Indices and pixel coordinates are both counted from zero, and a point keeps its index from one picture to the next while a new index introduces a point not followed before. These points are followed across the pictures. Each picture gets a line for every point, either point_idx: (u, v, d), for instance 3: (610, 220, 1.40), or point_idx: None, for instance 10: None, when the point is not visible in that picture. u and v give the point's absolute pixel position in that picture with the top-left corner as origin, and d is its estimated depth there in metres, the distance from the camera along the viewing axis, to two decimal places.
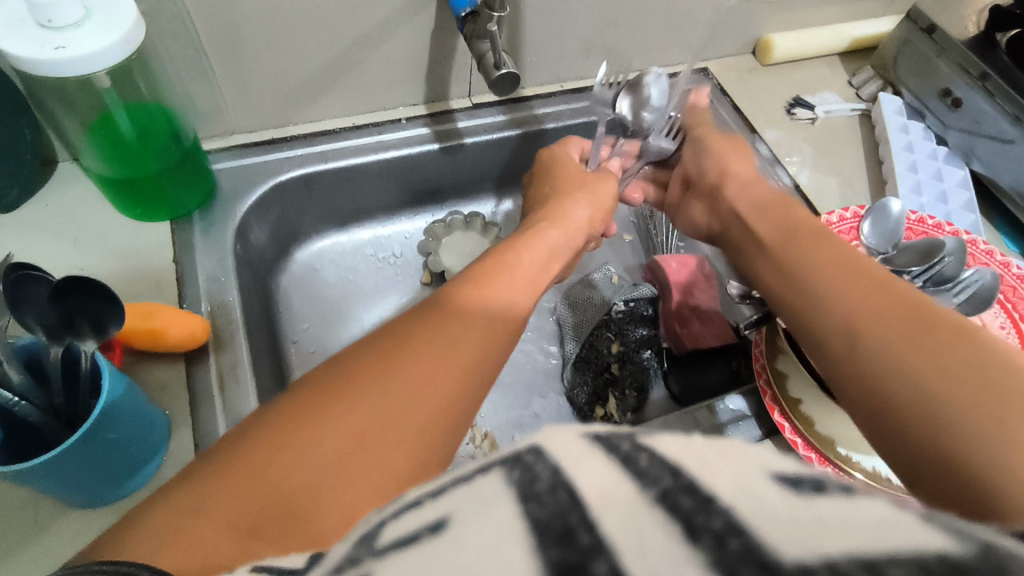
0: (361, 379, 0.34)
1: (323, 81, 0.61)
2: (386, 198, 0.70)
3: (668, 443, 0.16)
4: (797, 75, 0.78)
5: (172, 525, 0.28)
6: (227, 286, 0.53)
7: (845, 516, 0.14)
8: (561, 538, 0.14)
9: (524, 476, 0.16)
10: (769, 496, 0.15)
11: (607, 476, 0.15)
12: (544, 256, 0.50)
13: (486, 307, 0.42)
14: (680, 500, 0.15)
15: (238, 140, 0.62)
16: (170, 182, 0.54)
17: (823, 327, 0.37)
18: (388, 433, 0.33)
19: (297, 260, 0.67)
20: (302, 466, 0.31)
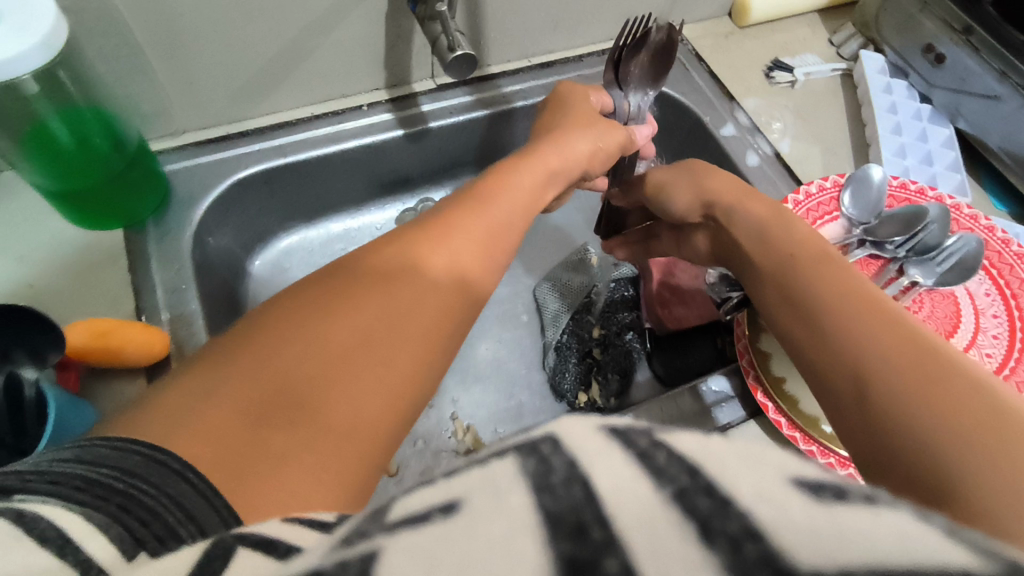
0: (363, 289, 0.33)
1: (277, 72, 0.58)
2: (353, 191, 0.67)
3: (687, 439, 0.13)
4: (775, 37, 0.75)
5: (180, 404, 0.27)
6: (187, 295, 0.52)
7: (873, 527, 0.11)
8: (572, 534, 0.12)
9: (538, 467, 0.13)
10: (798, 507, 0.11)
11: (624, 468, 0.12)
12: (538, 180, 0.46)
13: (489, 219, 0.40)
14: (697, 501, 0.12)
15: (190, 139, 0.60)
16: (120, 193, 0.52)
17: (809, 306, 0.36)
18: (392, 342, 0.32)
19: (263, 261, 0.66)
20: (309, 360, 0.29)
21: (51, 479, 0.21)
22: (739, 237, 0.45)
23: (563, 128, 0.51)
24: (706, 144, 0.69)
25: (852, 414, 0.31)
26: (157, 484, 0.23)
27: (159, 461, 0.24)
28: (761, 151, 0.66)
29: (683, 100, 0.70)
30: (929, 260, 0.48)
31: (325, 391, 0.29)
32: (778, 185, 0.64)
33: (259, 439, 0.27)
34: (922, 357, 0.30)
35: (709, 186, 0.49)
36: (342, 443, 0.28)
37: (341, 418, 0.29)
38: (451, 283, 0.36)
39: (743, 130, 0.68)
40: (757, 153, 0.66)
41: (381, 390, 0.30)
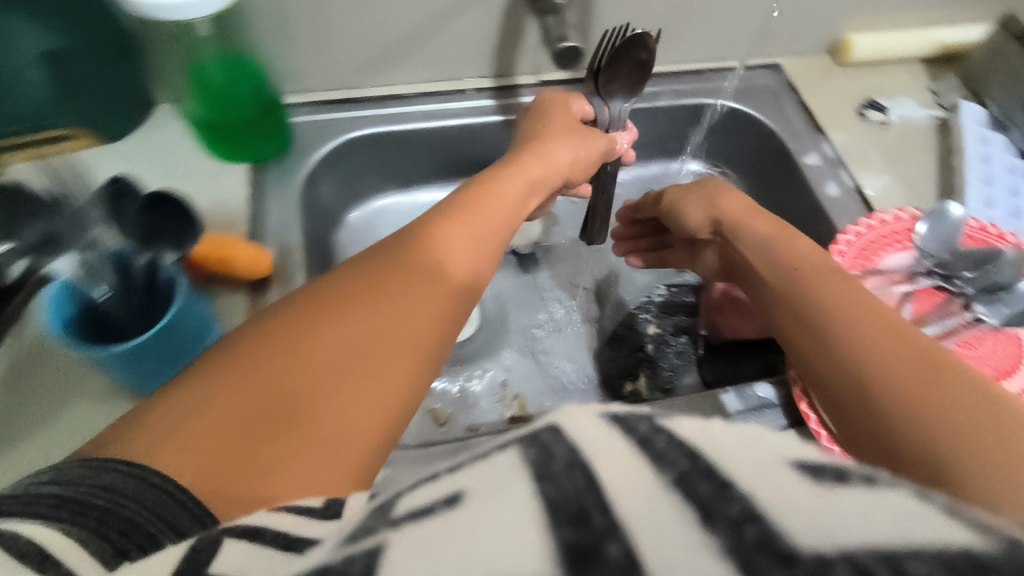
0: (343, 309, 0.37)
1: (400, 50, 0.64)
2: (446, 166, 0.73)
3: (688, 428, 0.19)
4: (874, 79, 0.76)
5: (168, 418, 0.30)
6: (291, 230, 0.58)
7: (862, 511, 0.15)
8: (576, 519, 0.16)
9: (543, 457, 0.18)
10: (794, 489, 0.16)
11: (625, 459, 0.17)
12: (522, 190, 0.51)
13: (472, 237, 0.44)
14: (699, 486, 0.16)
15: (315, 97, 0.66)
16: (252, 131, 0.59)
17: (811, 313, 0.40)
18: (376, 354, 0.35)
19: (360, 212, 0.72)
20: (292, 373, 0.33)
21: (29, 500, 0.25)
22: (749, 250, 0.48)
23: (543, 137, 0.55)
24: (788, 171, 0.71)
25: (844, 406, 0.35)
26: (136, 498, 0.27)
27: (142, 478, 0.27)
28: (843, 183, 0.67)
29: (772, 126, 0.72)
30: (998, 300, 0.48)
31: (311, 401, 0.33)
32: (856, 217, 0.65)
33: (248, 449, 0.30)
34: (922, 364, 0.34)
35: (721, 210, 0.52)
36: (330, 448, 0.32)
37: (326, 425, 0.32)
38: (432, 298, 0.39)
39: (827, 163, 0.69)
40: (838, 183, 0.67)
41: (365, 399, 0.34)
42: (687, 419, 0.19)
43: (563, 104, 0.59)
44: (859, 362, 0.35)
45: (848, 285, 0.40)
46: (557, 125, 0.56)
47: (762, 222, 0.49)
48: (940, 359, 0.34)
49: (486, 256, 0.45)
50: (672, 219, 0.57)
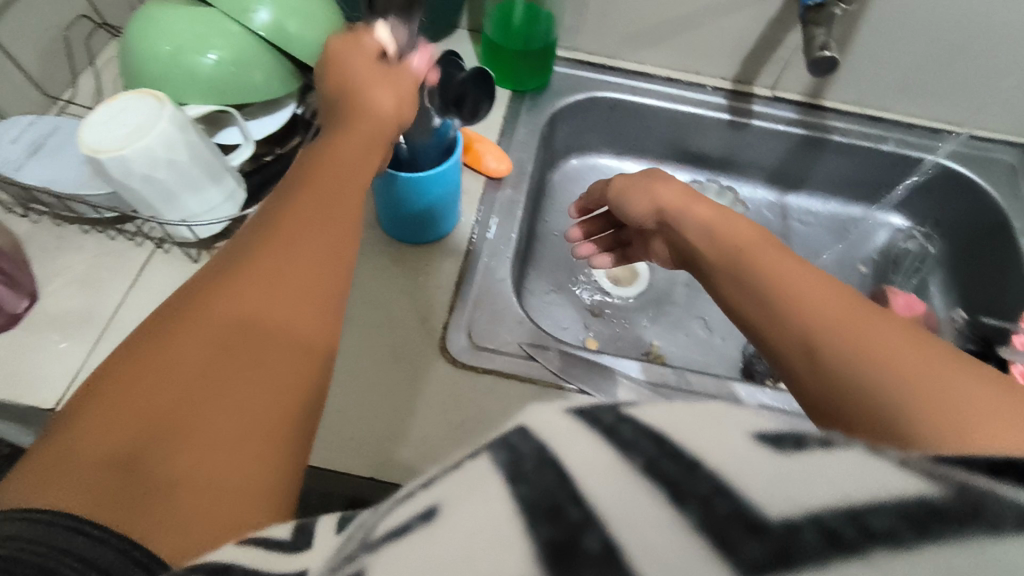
0: (207, 306, 0.34)
1: (661, 34, 0.73)
2: (659, 147, 0.81)
3: (653, 412, 0.17)
4: None
5: (39, 472, 0.27)
6: (526, 150, 0.69)
7: (823, 469, 0.15)
8: (551, 514, 0.15)
9: (509, 457, 0.17)
10: (758, 458, 0.15)
11: (590, 451, 0.17)
12: (371, 133, 0.46)
13: (355, 163, 0.43)
14: (666, 466, 0.15)
15: (576, 56, 0.77)
16: (524, 65, 0.70)
17: (782, 327, 0.36)
18: (259, 333, 0.34)
19: (579, 161, 0.83)
20: (167, 381, 0.31)
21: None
22: (704, 248, 0.47)
23: (361, 79, 0.47)
24: (1004, 245, 0.69)
25: (811, 389, 0.33)
26: (41, 539, 0.25)
27: (36, 521, 0.25)
28: None
29: (997, 200, 0.70)
30: None
31: (208, 405, 0.31)
32: None
33: (136, 469, 0.28)
34: (859, 322, 0.33)
35: (659, 197, 0.53)
36: (233, 449, 0.31)
37: (221, 426, 0.31)
38: (307, 270, 0.37)
39: None
40: None
41: (261, 386, 0.33)
42: (650, 403, 0.18)
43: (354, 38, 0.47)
44: (805, 336, 0.34)
45: (803, 274, 0.38)
46: (368, 65, 0.47)
47: (704, 208, 0.49)
48: (876, 314, 0.33)
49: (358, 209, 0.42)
50: (619, 205, 0.58)
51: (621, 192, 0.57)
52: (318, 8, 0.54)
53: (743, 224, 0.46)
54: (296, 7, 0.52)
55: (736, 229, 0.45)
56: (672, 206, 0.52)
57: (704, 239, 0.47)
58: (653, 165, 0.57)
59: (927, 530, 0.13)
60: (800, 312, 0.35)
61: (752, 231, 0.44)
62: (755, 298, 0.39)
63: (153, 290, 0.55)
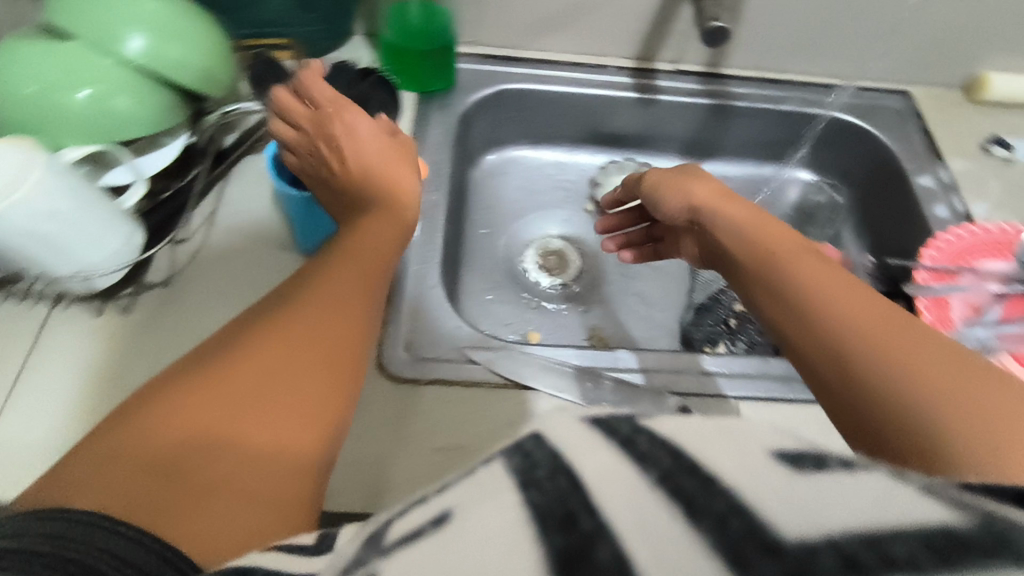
0: (245, 353, 0.40)
1: (561, 20, 0.73)
2: (575, 131, 0.81)
3: (668, 425, 0.22)
4: (1006, 119, 0.78)
5: (109, 477, 0.34)
6: (442, 151, 0.68)
7: (843, 498, 0.18)
8: (564, 524, 0.19)
9: (525, 463, 0.22)
10: (772, 477, 0.19)
11: (608, 461, 0.21)
12: (394, 218, 0.49)
13: (373, 243, 0.48)
14: (683, 482, 0.20)
15: (480, 50, 0.76)
16: (428, 65, 0.68)
17: (806, 318, 0.39)
18: (287, 380, 0.40)
19: (496, 157, 0.82)
20: (215, 412, 0.38)
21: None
22: (734, 242, 0.47)
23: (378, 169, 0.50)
24: (898, 189, 0.73)
25: (845, 409, 0.35)
26: (83, 539, 0.31)
27: (92, 523, 0.32)
28: (953, 207, 0.69)
29: (890, 146, 0.74)
30: None
31: (242, 435, 0.37)
32: None
33: (189, 487, 0.35)
34: (883, 328, 0.36)
35: (694, 195, 0.52)
36: (261, 476, 0.37)
37: (256, 456, 0.37)
38: (338, 322, 0.43)
39: (940, 186, 0.71)
40: (948, 207, 0.69)
41: (286, 424, 0.39)
42: (666, 418, 0.23)
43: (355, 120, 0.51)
44: (834, 338, 0.37)
45: (835, 273, 0.41)
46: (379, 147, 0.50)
47: (739, 208, 0.49)
48: (898, 319, 0.37)
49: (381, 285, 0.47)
50: (651, 201, 0.56)
51: (652, 188, 0.56)
52: (198, 29, 0.51)
53: (777, 223, 0.47)
54: (172, 28, 0.49)
55: (778, 227, 0.47)
56: (711, 201, 0.51)
57: (733, 227, 0.48)
58: (688, 165, 0.55)
59: (946, 559, 0.16)
60: (811, 298, 0.39)
61: (800, 239, 0.46)
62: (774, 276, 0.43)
63: (55, 352, 0.50)
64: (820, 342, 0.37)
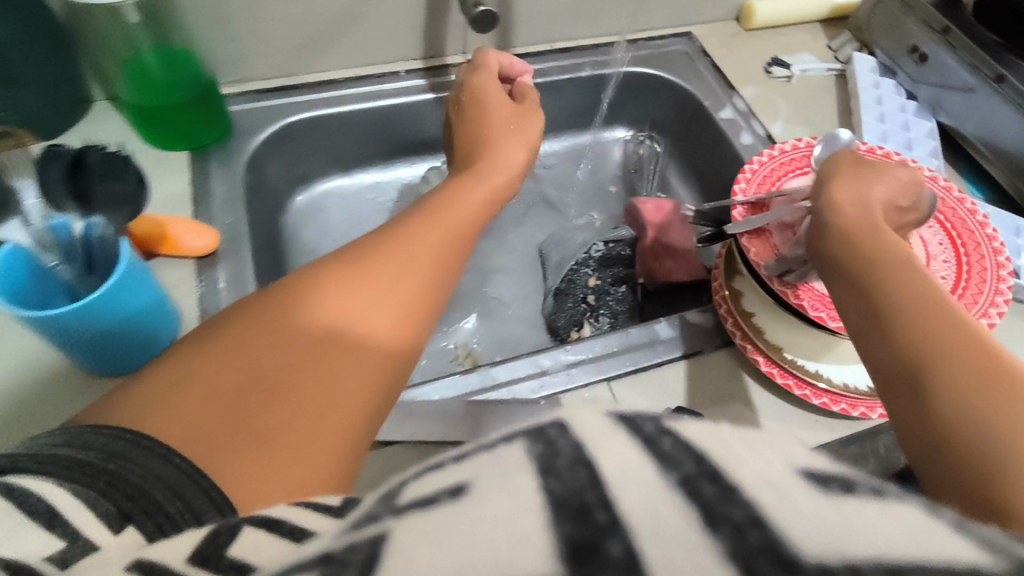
0: (322, 296, 0.41)
1: (331, 33, 0.67)
2: (385, 146, 0.76)
3: (694, 430, 0.18)
4: (779, 39, 0.82)
5: (161, 399, 0.34)
6: (236, 207, 0.60)
7: (871, 520, 0.15)
8: (577, 514, 0.15)
9: (546, 449, 0.17)
10: (799, 496, 0.15)
11: (628, 455, 0.17)
12: (428, 249, 0.46)
13: (399, 297, 0.42)
14: (701, 487, 0.16)
15: (253, 86, 0.69)
16: (190, 113, 0.60)
17: (898, 335, 0.38)
18: (336, 347, 0.39)
19: (305, 198, 0.74)
20: (267, 359, 0.37)
21: (44, 459, 0.29)
22: (844, 243, 0.45)
23: (394, 278, 0.43)
24: (705, 126, 0.76)
25: (920, 437, 0.34)
26: (143, 466, 0.30)
27: (146, 447, 0.31)
28: (755, 132, 0.72)
29: (689, 88, 0.77)
30: None
31: (295, 384, 0.37)
32: None
33: (236, 425, 0.34)
34: (970, 359, 0.35)
35: (872, 198, 0.48)
36: (308, 425, 0.36)
37: (303, 403, 0.36)
38: (392, 292, 0.42)
39: (739, 115, 0.74)
40: (751, 133, 0.72)
41: (336, 387, 0.37)
42: (693, 420, 0.19)
43: (490, 105, 0.64)
44: (922, 357, 0.36)
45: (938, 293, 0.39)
46: (501, 131, 0.62)
47: (850, 207, 0.47)
48: (998, 360, 0.35)
49: (451, 258, 0.47)
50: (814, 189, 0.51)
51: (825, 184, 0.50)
52: None
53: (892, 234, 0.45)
54: None
55: (894, 239, 0.45)
56: (833, 200, 0.49)
57: (846, 215, 0.47)
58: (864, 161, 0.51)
59: None
60: (906, 318, 0.38)
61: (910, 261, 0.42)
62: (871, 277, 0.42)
63: None
64: (898, 355, 0.37)
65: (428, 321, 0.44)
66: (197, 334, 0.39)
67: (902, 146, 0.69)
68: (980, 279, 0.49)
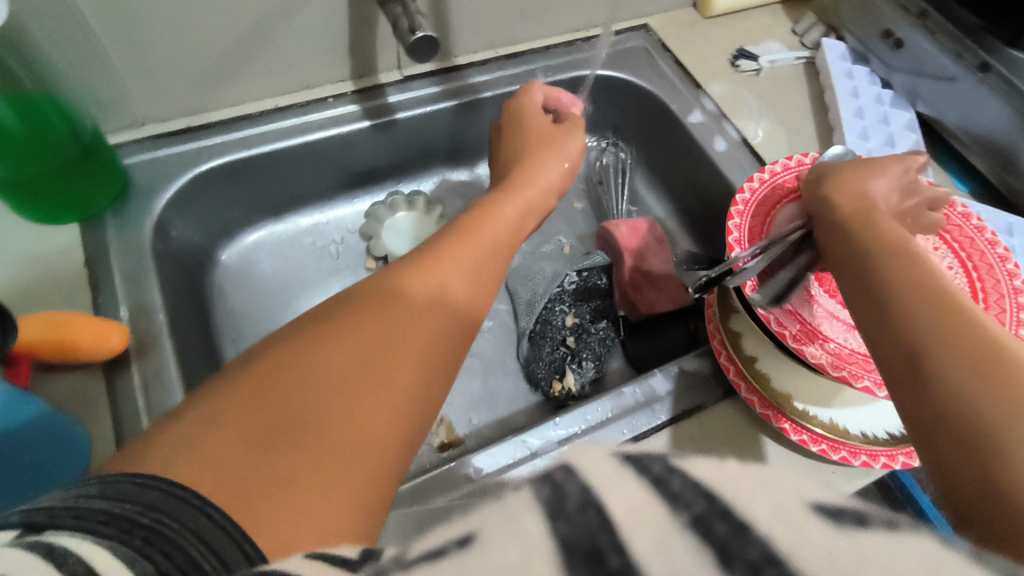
0: (363, 313, 0.35)
1: (238, 60, 0.56)
2: (320, 183, 0.66)
3: (702, 465, 0.14)
4: (739, 26, 0.76)
5: (187, 437, 0.28)
6: (146, 286, 0.50)
7: (884, 562, 0.12)
8: (589, 560, 0.13)
9: (553, 493, 0.14)
10: (810, 531, 0.13)
11: (639, 495, 0.14)
12: (472, 262, 0.41)
13: (441, 313, 0.38)
14: (714, 525, 0.13)
15: (151, 131, 0.58)
16: (73, 181, 0.49)
17: (899, 327, 0.32)
18: (382, 369, 0.33)
19: (230, 253, 0.64)
20: (304, 387, 0.31)
21: (79, 514, 0.22)
22: (837, 228, 0.41)
23: (426, 292, 0.38)
24: (673, 131, 0.69)
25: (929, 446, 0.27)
26: (178, 518, 0.24)
27: (182, 497, 0.25)
28: (730, 137, 0.66)
29: (652, 91, 0.69)
30: None
31: (328, 416, 0.30)
32: (745, 169, 0.64)
33: (264, 466, 0.28)
34: (959, 326, 0.30)
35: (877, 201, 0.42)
36: (344, 464, 0.29)
37: (341, 440, 0.30)
38: (433, 316, 0.37)
39: (709, 117, 0.67)
40: (725, 138, 0.66)
41: (377, 423, 0.31)
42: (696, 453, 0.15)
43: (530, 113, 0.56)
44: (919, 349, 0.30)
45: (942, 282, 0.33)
46: (539, 137, 0.55)
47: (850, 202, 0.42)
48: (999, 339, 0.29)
49: (492, 276, 0.43)
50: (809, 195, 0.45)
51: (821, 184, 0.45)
52: None
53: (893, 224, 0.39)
54: None
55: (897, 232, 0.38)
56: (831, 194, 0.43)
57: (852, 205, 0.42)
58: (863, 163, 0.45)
59: None
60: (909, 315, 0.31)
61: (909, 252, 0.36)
62: (868, 265, 0.36)
63: None
64: (899, 338, 0.31)
65: (469, 339, 0.40)
66: (232, 364, 0.33)
67: (882, 142, 0.64)
68: (999, 307, 0.45)
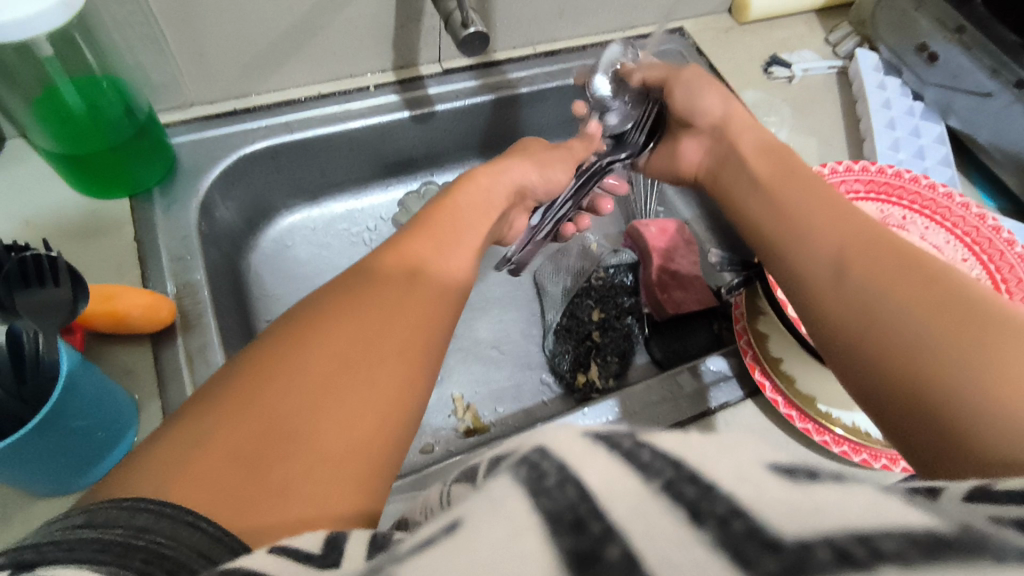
0: (339, 314, 0.34)
1: (287, 48, 0.58)
2: (356, 171, 0.68)
3: (667, 439, 0.17)
4: (774, 34, 0.77)
5: (177, 462, 0.27)
6: (193, 265, 0.52)
7: (838, 502, 0.14)
8: (572, 528, 0.14)
9: (531, 472, 0.16)
10: (769, 483, 0.15)
11: (612, 469, 0.16)
12: (436, 249, 0.42)
13: (424, 302, 0.37)
14: (684, 488, 0.15)
15: (195, 113, 0.59)
16: (129, 159, 0.51)
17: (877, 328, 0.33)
18: (370, 360, 0.32)
19: (268, 239, 0.66)
20: (290, 391, 0.30)
21: (71, 545, 0.21)
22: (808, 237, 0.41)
23: (401, 288, 0.37)
24: None
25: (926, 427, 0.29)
26: (173, 537, 0.24)
27: (172, 516, 0.24)
28: None
29: None
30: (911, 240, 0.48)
31: (315, 416, 0.29)
32: None
33: (257, 476, 0.27)
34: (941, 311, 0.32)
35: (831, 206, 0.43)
36: (338, 464, 0.29)
37: (331, 438, 0.29)
38: (413, 303, 0.37)
39: None
40: None
41: (368, 412, 0.31)
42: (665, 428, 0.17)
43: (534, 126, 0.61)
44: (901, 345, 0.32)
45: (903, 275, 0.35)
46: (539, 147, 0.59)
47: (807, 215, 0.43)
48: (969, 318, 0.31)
49: (462, 255, 0.43)
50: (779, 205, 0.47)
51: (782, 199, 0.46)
52: None
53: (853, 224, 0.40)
54: None
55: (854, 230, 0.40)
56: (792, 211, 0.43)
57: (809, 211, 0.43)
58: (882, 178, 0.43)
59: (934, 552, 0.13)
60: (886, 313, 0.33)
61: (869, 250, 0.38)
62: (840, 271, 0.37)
63: None
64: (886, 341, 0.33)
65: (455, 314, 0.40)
66: (208, 382, 0.32)
67: (913, 154, 0.65)
68: None
